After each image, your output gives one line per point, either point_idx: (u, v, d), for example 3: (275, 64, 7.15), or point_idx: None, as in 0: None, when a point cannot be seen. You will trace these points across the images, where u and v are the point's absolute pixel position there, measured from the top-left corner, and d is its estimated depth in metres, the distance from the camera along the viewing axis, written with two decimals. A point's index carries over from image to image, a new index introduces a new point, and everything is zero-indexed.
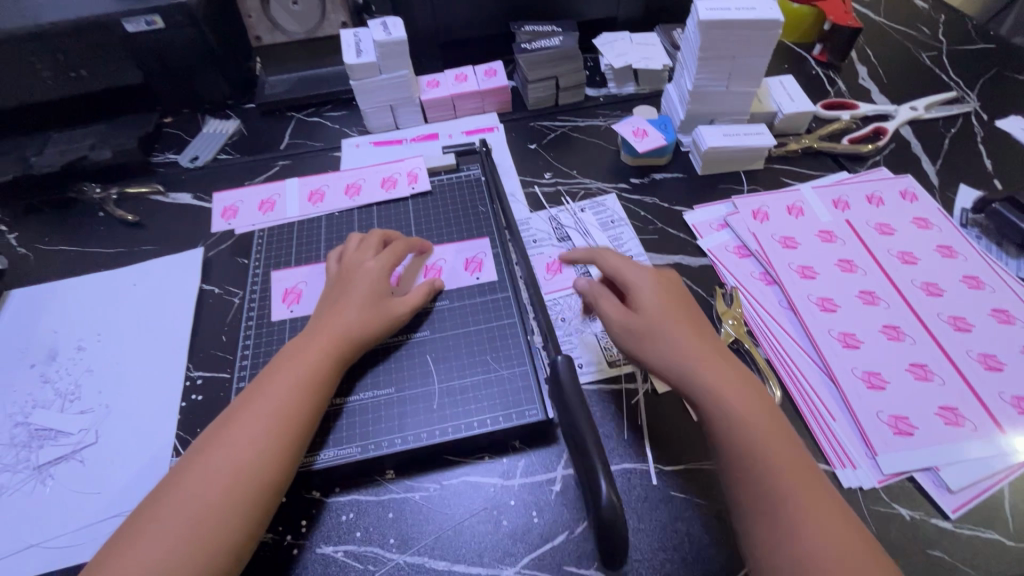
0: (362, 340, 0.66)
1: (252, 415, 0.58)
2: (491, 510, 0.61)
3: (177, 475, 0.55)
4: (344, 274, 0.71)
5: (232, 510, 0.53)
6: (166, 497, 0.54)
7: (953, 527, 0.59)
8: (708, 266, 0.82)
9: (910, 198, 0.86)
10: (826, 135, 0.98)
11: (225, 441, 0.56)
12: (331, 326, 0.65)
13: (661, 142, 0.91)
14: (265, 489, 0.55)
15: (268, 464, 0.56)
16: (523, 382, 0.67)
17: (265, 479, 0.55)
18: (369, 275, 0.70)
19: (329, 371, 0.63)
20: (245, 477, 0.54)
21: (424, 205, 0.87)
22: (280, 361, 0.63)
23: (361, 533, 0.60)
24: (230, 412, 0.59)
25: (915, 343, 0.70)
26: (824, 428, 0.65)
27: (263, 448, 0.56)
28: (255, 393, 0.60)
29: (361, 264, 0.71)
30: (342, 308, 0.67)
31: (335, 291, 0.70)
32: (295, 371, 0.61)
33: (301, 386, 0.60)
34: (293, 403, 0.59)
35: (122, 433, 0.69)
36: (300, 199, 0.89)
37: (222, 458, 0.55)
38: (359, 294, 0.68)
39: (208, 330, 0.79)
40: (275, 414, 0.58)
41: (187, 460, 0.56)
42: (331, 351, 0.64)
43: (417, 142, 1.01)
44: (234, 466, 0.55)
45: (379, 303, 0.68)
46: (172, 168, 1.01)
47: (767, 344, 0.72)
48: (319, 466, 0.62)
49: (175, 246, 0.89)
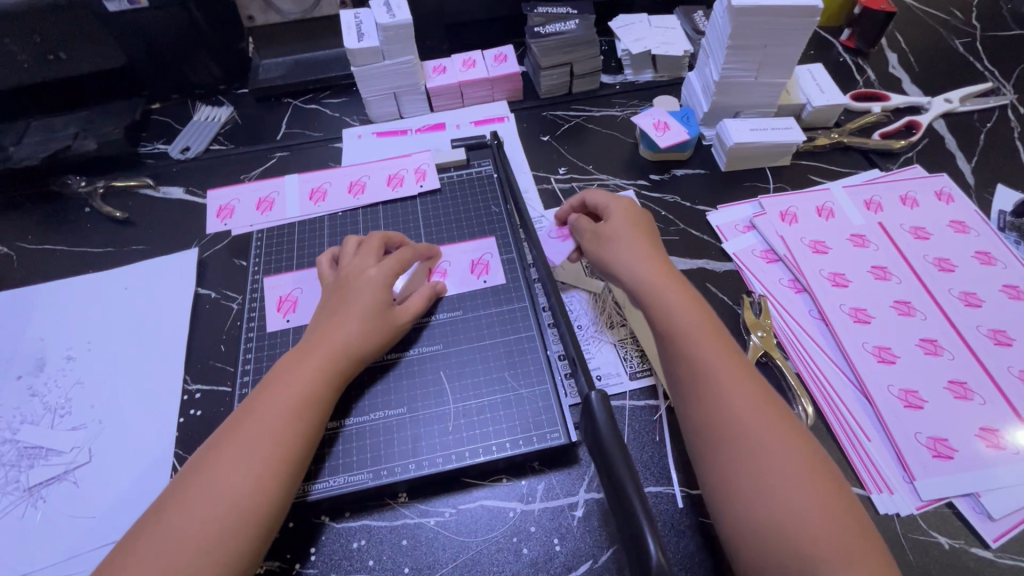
0: (363, 355, 0.62)
1: (248, 438, 0.54)
2: (510, 537, 0.58)
3: (165, 503, 0.51)
4: (344, 282, 0.66)
5: (226, 544, 0.49)
6: (152, 528, 0.49)
7: (994, 557, 0.56)
8: (734, 271, 0.77)
9: (946, 199, 0.82)
10: (856, 129, 0.92)
11: (218, 464, 0.52)
12: (330, 340, 0.61)
13: (684, 136, 0.85)
14: (262, 520, 0.51)
15: (267, 492, 0.52)
16: (544, 402, 0.64)
17: (264, 509, 0.51)
18: (371, 284, 0.65)
19: (329, 388, 0.59)
20: (241, 506, 0.50)
21: (432, 204, 0.82)
22: (277, 375, 0.59)
23: (374, 562, 0.57)
24: (222, 433, 0.55)
25: (954, 358, 0.67)
26: (858, 450, 0.62)
27: (257, 477, 0.52)
28: (250, 411, 0.56)
29: (364, 272, 0.66)
30: (342, 319, 0.63)
31: (335, 299, 0.65)
32: (294, 387, 0.57)
33: (302, 405, 0.56)
34: (294, 425, 0.55)
35: (117, 452, 0.66)
36: (300, 198, 0.84)
37: (215, 483, 0.51)
38: (361, 304, 0.63)
39: (205, 338, 0.74)
40: (273, 435, 0.54)
41: (176, 487, 0.52)
42: (334, 366, 0.60)
43: (422, 133, 0.95)
44: (229, 495, 0.50)
45: (382, 314, 0.64)
46: (163, 160, 0.94)
47: (797, 358, 0.69)
48: (314, 496, 0.59)
49: (168, 246, 0.84)
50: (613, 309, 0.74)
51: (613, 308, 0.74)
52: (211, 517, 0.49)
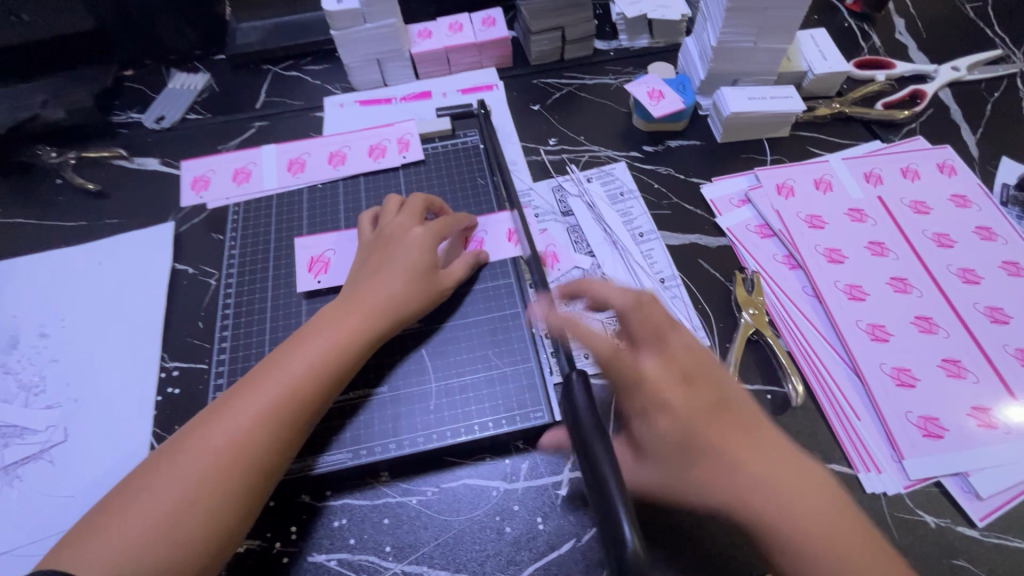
0: (404, 316, 0.62)
1: (259, 394, 0.54)
2: (494, 516, 0.57)
3: (172, 445, 0.52)
4: (387, 241, 0.65)
5: (224, 495, 0.50)
6: (158, 467, 0.51)
7: (980, 535, 0.56)
8: (727, 246, 0.75)
9: (948, 172, 0.79)
10: (858, 99, 0.89)
11: (225, 419, 0.53)
12: (365, 303, 0.60)
13: (679, 105, 0.82)
14: (261, 475, 0.52)
15: (270, 450, 0.53)
16: (528, 381, 0.62)
17: (266, 464, 0.52)
18: (417, 246, 0.64)
19: (348, 357, 0.58)
20: (241, 460, 0.51)
21: (416, 176, 0.79)
22: (298, 337, 0.59)
23: (355, 540, 0.56)
24: (237, 386, 0.56)
25: (948, 336, 0.65)
26: (848, 428, 0.61)
27: (250, 444, 0.52)
28: (265, 368, 0.56)
29: (408, 232, 0.65)
30: (385, 278, 0.62)
31: (377, 258, 0.64)
32: (312, 352, 0.57)
33: (318, 371, 0.56)
34: (306, 389, 0.55)
35: (94, 430, 0.64)
36: (278, 169, 0.80)
37: (221, 434, 0.52)
38: (405, 265, 0.63)
39: (182, 315, 0.72)
40: (284, 396, 0.54)
41: (185, 431, 0.53)
42: (358, 333, 0.59)
43: (408, 102, 0.91)
44: (231, 448, 0.51)
45: (425, 277, 0.64)
46: (137, 129, 0.91)
47: (788, 335, 0.67)
48: (320, 470, 0.58)
49: (143, 220, 0.81)
50: None
51: None
52: (212, 467, 0.50)
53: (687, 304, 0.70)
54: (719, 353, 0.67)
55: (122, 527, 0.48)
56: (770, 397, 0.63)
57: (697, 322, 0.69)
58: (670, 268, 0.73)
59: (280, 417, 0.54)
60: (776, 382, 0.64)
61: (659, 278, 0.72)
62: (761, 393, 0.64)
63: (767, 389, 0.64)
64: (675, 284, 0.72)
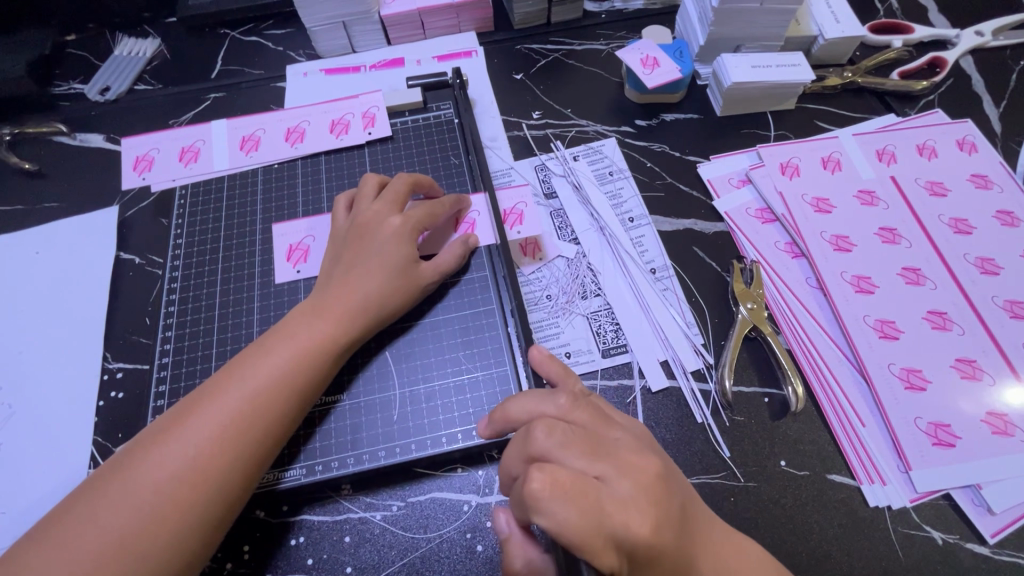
0: (382, 315, 0.55)
1: (221, 406, 0.47)
2: (464, 534, 0.52)
3: (119, 462, 0.45)
4: (363, 231, 0.58)
5: (179, 526, 0.43)
6: (101, 489, 0.44)
7: (991, 553, 0.51)
8: (724, 232, 0.69)
9: (968, 149, 0.72)
10: (872, 67, 0.81)
11: (169, 443, 0.45)
12: (334, 308, 0.54)
13: (675, 75, 0.74)
14: (224, 501, 0.45)
15: (234, 471, 0.46)
16: (503, 386, 0.57)
17: (230, 488, 0.46)
18: (395, 238, 0.57)
19: (323, 362, 0.52)
20: (201, 484, 0.44)
21: (384, 155, 0.71)
22: (268, 339, 0.52)
23: (313, 561, 0.52)
24: (196, 394, 0.49)
25: (964, 333, 0.60)
26: (851, 436, 0.56)
27: (195, 477, 0.44)
28: (232, 373, 0.49)
29: (385, 221, 0.58)
30: (360, 274, 0.55)
31: (352, 251, 0.57)
32: (283, 356, 0.50)
33: (289, 378, 0.49)
34: (276, 398, 0.49)
35: (30, 439, 0.59)
36: (230, 147, 0.72)
37: (177, 453, 0.45)
38: (382, 259, 0.56)
39: (127, 311, 0.66)
40: (251, 408, 0.47)
41: (134, 446, 0.46)
42: (336, 334, 0.53)
43: (378, 71, 0.83)
44: (188, 469, 0.44)
45: (406, 271, 0.57)
46: (79, 102, 0.82)
47: (788, 331, 0.62)
48: (283, 485, 0.53)
49: (85, 203, 0.74)
50: (586, 276, 0.66)
51: (588, 276, 0.66)
52: (166, 492, 0.44)
53: (680, 297, 0.64)
54: (713, 352, 0.61)
55: (57, 562, 0.41)
56: (768, 400, 0.58)
57: (690, 318, 0.63)
58: (662, 257, 0.67)
59: (245, 432, 0.47)
60: (775, 384, 0.59)
61: (650, 268, 0.66)
62: (758, 396, 0.58)
63: (765, 392, 0.59)
64: (667, 275, 0.65)
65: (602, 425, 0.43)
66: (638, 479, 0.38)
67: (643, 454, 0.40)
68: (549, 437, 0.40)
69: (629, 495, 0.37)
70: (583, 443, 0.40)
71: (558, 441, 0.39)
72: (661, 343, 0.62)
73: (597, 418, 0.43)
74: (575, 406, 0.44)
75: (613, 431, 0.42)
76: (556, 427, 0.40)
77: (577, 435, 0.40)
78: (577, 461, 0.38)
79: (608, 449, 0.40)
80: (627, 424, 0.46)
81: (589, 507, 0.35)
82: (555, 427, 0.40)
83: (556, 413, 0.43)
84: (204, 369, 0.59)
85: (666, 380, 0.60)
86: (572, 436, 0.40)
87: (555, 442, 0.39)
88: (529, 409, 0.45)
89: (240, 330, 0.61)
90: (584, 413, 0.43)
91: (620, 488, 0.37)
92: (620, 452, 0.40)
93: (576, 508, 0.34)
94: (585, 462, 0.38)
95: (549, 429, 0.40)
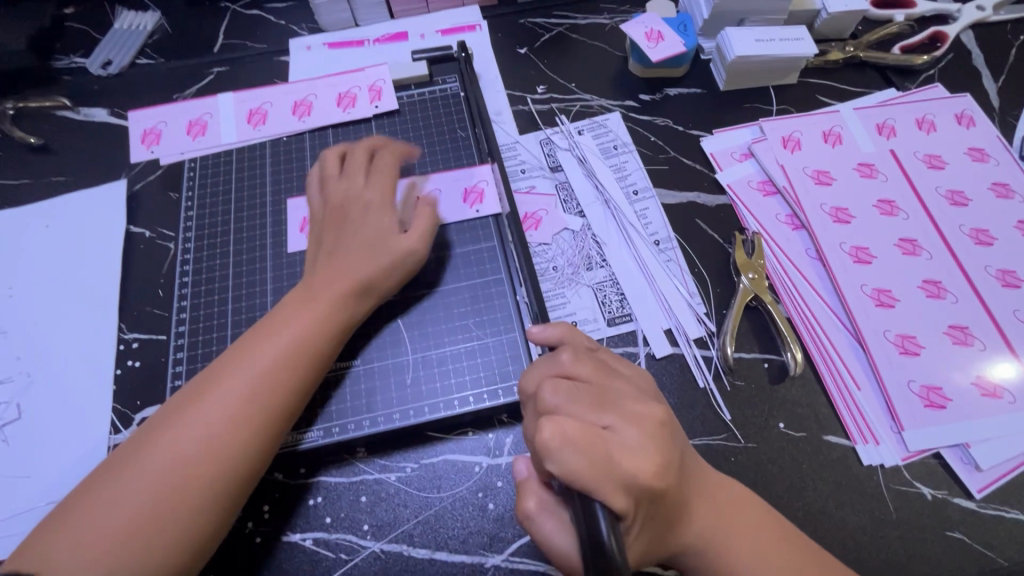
0: (368, 289, 0.56)
1: (233, 384, 0.49)
2: (476, 493, 0.55)
3: (139, 441, 0.47)
4: (338, 212, 0.59)
5: (198, 500, 0.45)
6: (121, 469, 0.46)
7: (977, 507, 0.54)
8: (727, 205, 0.70)
9: (966, 123, 0.73)
10: (874, 42, 0.81)
11: (186, 421, 0.47)
12: (327, 287, 0.55)
13: (680, 48, 0.74)
14: (241, 475, 0.47)
15: (248, 446, 0.48)
16: (511, 353, 0.58)
17: (244, 463, 0.47)
18: (367, 216, 0.58)
19: (326, 340, 0.53)
20: (217, 460, 0.46)
21: (391, 129, 0.72)
22: (275, 316, 0.54)
23: (332, 519, 0.54)
24: (205, 375, 0.50)
25: (958, 301, 0.62)
26: (847, 399, 0.58)
27: (213, 451, 0.46)
28: (241, 352, 0.51)
29: (360, 198, 0.59)
30: (342, 252, 0.57)
31: (330, 232, 0.58)
32: (289, 334, 0.52)
33: (295, 357, 0.51)
34: (284, 376, 0.50)
35: (50, 406, 0.60)
36: (237, 120, 0.73)
37: (192, 432, 0.47)
38: (360, 238, 0.57)
39: (139, 283, 0.67)
40: (262, 384, 0.49)
41: (149, 428, 0.48)
42: (333, 313, 0.54)
43: (382, 46, 0.83)
44: (206, 444, 0.46)
45: (384, 242, 0.57)
46: (81, 76, 0.81)
47: (788, 300, 0.63)
48: (302, 448, 0.55)
49: (93, 177, 0.74)
50: (591, 247, 0.67)
51: (593, 247, 0.67)
52: (184, 468, 0.45)
53: (683, 267, 0.66)
54: (715, 320, 0.63)
55: (87, 535, 0.43)
56: (767, 366, 0.60)
57: (693, 288, 0.64)
58: (666, 229, 0.68)
59: (256, 410, 0.48)
60: (774, 350, 0.61)
61: (654, 239, 0.67)
62: (758, 362, 0.60)
63: (764, 358, 0.61)
64: (671, 246, 0.67)
65: (603, 377, 0.44)
66: (646, 425, 0.41)
67: (644, 403, 0.42)
68: (556, 395, 0.41)
69: (636, 442, 0.39)
70: (590, 398, 0.41)
71: (565, 398, 0.41)
72: (664, 311, 0.63)
73: (601, 371, 0.45)
74: (580, 362, 0.44)
75: (615, 381, 0.44)
76: (563, 386, 0.41)
77: (583, 393, 0.41)
78: (585, 414, 0.40)
79: (612, 400, 0.42)
80: (628, 374, 0.48)
81: (596, 453, 0.37)
82: (562, 386, 0.41)
83: (561, 369, 0.44)
84: (220, 338, 0.61)
85: (669, 347, 0.61)
86: (579, 393, 0.41)
87: (562, 399, 0.41)
88: (537, 378, 0.45)
89: (253, 300, 0.63)
90: (588, 368, 0.44)
91: (624, 436, 0.40)
92: (624, 403, 0.42)
93: (586, 457, 0.37)
94: (593, 415, 0.40)
95: (555, 388, 0.41)
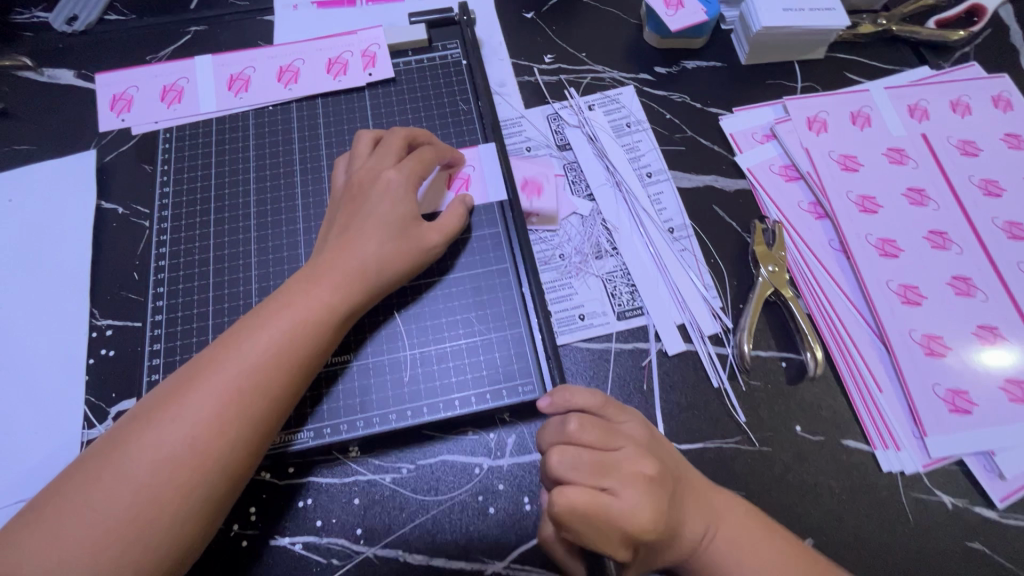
0: (384, 281, 0.52)
1: (221, 381, 0.44)
2: (476, 496, 0.52)
3: (114, 439, 0.42)
4: (357, 189, 0.54)
5: (179, 509, 0.41)
6: (93, 471, 0.41)
7: (998, 517, 0.52)
8: (746, 190, 0.65)
9: (1004, 106, 0.68)
10: (908, 14, 0.75)
11: (168, 420, 0.42)
12: (328, 275, 0.50)
13: (701, 17, 0.67)
14: (227, 481, 0.43)
15: (233, 453, 0.43)
16: (517, 349, 0.55)
17: (231, 468, 0.43)
18: (391, 194, 0.53)
19: (323, 334, 0.48)
20: (189, 474, 0.41)
21: (386, 100, 0.66)
22: (268, 305, 0.49)
23: (323, 522, 0.51)
24: (188, 370, 0.45)
25: (988, 299, 0.58)
26: (867, 402, 0.55)
27: (197, 456, 0.42)
28: (231, 344, 0.46)
29: (380, 176, 0.54)
30: (357, 235, 0.52)
31: (346, 211, 0.54)
32: (284, 325, 0.47)
33: (286, 353, 0.46)
34: (277, 373, 0.46)
35: (17, 397, 0.56)
36: (217, 87, 0.66)
37: (175, 431, 0.42)
38: (380, 218, 0.52)
39: (113, 265, 0.61)
40: (254, 381, 0.45)
41: (126, 425, 0.43)
42: (337, 304, 0.49)
43: (376, 6, 0.75)
44: (189, 447, 0.42)
45: (404, 230, 0.53)
46: (44, 32, 0.74)
47: (809, 296, 0.60)
48: (290, 449, 0.51)
49: (60, 146, 0.68)
50: (601, 234, 0.63)
51: (603, 235, 0.63)
52: (164, 472, 0.41)
53: (697, 258, 0.62)
54: (731, 316, 0.59)
55: (57, 543, 0.39)
56: (785, 365, 0.57)
57: (709, 282, 0.60)
58: (680, 216, 0.63)
59: (247, 410, 0.44)
60: (793, 348, 0.57)
61: (668, 227, 0.63)
62: (776, 360, 0.57)
63: (783, 356, 0.57)
64: (686, 235, 0.63)
65: (610, 435, 0.41)
66: (647, 481, 0.39)
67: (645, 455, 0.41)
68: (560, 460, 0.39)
69: (638, 501, 0.38)
70: (593, 459, 0.39)
71: (568, 465, 0.39)
72: (678, 306, 0.60)
73: (604, 428, 0.42)
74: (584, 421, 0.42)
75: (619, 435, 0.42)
76: (564, 452, 0.39)
77: (585, 455, 0.39)
78: (587, 480, 0.38)
79: (614, 459, 0.39)
80: (635, 416, 0.45)
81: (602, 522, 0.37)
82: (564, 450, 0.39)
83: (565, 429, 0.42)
84: (200, 329, 0.56)
85: (683, 344, 0.58)
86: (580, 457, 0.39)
87: (564, 466, 0.39)
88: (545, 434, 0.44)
89: (237, 287, 0.58)
90: (593, 423, 0.42)
91: (627, 497, 0.38)
92: (625, 462, 0.40)
93: (591, 527, 0.37)
94: (595, 477, 0.39)
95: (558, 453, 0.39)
